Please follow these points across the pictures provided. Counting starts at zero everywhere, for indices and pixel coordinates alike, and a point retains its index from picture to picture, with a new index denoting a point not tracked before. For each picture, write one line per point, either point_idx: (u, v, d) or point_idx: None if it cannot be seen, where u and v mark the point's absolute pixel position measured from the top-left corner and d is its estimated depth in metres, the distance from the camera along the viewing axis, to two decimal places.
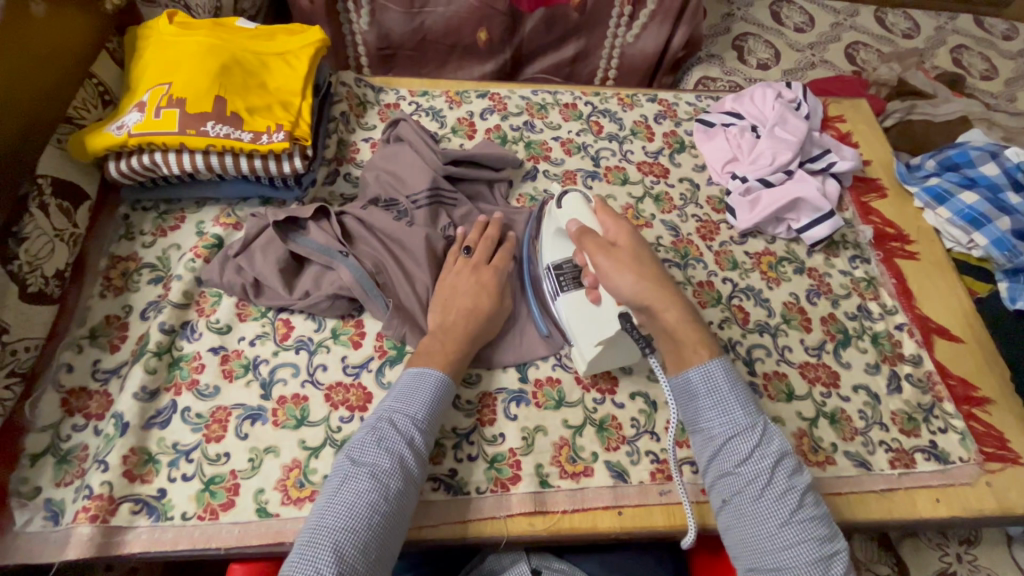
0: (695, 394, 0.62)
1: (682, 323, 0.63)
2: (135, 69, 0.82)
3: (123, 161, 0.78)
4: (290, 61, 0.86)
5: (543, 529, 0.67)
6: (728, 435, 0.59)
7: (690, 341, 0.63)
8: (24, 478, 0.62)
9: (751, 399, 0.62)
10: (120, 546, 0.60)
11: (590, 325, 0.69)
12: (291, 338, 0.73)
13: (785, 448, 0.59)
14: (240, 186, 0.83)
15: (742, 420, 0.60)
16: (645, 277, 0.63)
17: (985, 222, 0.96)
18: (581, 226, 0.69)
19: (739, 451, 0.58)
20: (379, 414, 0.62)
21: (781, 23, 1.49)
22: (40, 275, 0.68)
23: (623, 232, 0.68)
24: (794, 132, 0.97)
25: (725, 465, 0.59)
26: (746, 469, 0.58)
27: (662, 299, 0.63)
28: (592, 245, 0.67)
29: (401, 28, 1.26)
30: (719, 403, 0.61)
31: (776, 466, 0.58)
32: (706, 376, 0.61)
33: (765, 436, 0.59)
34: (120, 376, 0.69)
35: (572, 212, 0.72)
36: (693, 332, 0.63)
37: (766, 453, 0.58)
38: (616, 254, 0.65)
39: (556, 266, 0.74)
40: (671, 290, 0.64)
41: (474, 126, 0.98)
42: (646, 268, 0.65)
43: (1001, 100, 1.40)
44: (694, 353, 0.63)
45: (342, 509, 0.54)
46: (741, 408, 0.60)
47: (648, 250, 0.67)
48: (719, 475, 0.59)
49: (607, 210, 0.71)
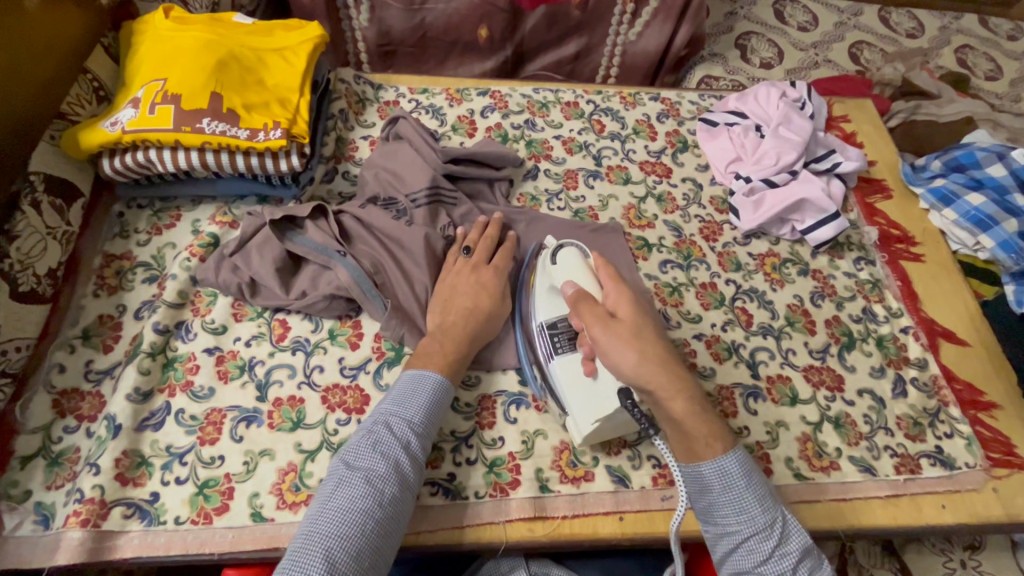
0: (711, 489, 0.57)
1: (690, 413, 0.57)
2: (130, 64, 0.81)
3: (117, 157, 0.76)
4: (289, 57, 0.85)
5: (543, 534, 0.66)
6: (746, 535, 0.56)
7: (699, 433, 0.57)
8: (14, 482, 0.61)
9: (768, 489, 0.58)
10: (111, 551, 0.59)
11: (586, 397, 0.64)
12: (288, 339, 0.72)
13: (806, 545, 0.56)
14: (236, 184, 0.82)
15: (761, 518, 0.56)
16: (649, 361, 0.57)
17: (991, 224, 0.94)
18: (578, 290, 0.63)
19: (759, 550, 0.55)
20: (374, 417, 0.61)
21: (784, 22, 1.48)
22: (31, 274, 0.67)
23: (625, 301, 0.62)
24: (799, 132, 0.96)
25: (745, 563, 0.56)
26: (766, 570, 0.55)
27: (669, 386, 0.57)
28: (590, 313, 0.61)
29: (401, 24, 1.24)
30: (736, 500, 0.56)
31: (798, 565, 0.55)
32: (720, 471, 0.57)
33: (784, 534, 0.56)
34: (113, 377, 0.68)
35: (567, 271, 0.67)
36: (703, 423, 0.57)
37: (787, 551, 0.55)
38: (615, 327, 0.59)
39: (550, 325, 0.70)
40: (679, 373, 0.58)
41: (475, 124, 0.97)
42: (651, 344, 0.59)
43: (1006, 101, 1.39)
44: (705, 446, 0.57)
45: (334, 514, 0.53)
46: (759, 505, 0.56)
47: (651, 321, 0.61)
48: (737, 573, 0.56)
49: (608, 271, 0.65)
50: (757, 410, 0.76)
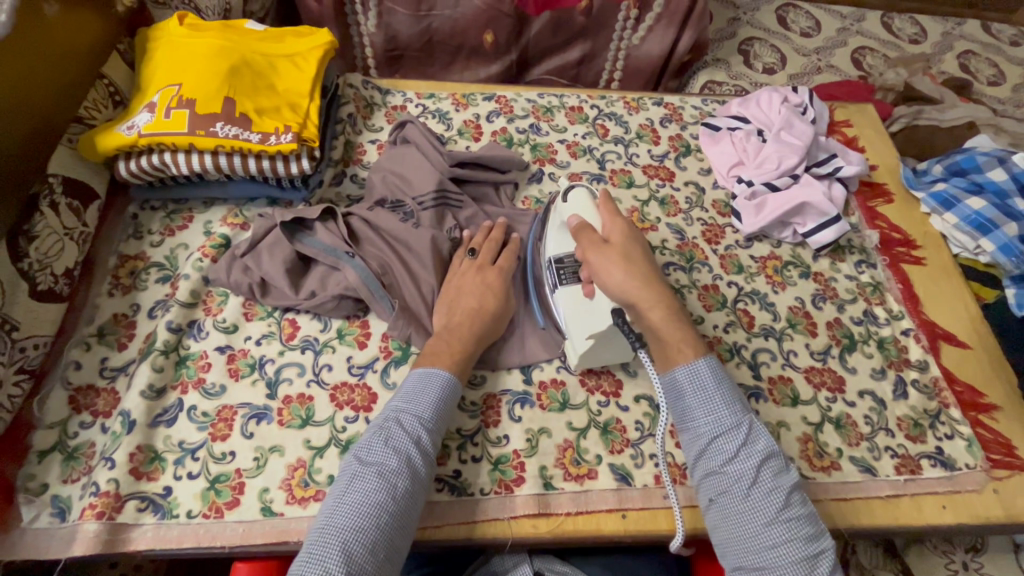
0: (683, 393, 0.63)
1: (668, 323, 0.64)
2: (145, 70, 0.83)
3: (132, 161, 0.78)
4: (299, 63, 0.86)
5: (547, 531, 0.67)
6: (713, 435, 0.60)
7: (674, 340, 0.64)
8: (32, 475, 0.63)
9: (738, 398, 0.63)
10: (126, 543, 0.60)
11: (583, 317, 0.69)
12: (297, 338, 0.73)
13: (771, 447, 0.59)
14: (248, 187, 0.83)
15: (727, 420, 0.60)
16: (634, 276, 0.64)
17: (991, 227, 0.95)
18: (580, 219, 0.70)
19: (726, 449, 0.59)
20: (385, 414, 0.62)
21: (787, 28, 1.49)
22: (49, 273, 0.69)
23: (620, 229, 0.68)
24: (800, 136, 0.98)
25: (713, 463, 0.59)
26: (733, 467, 0.58)
27: (649, 299, 0.64)
28: (586, 240, 0.67)
29: (408, 30, 1.26)
30: (705, 402, 0.61)
31: (762, 466, 0.58)
32: (692, 373, 0.62)
33: (751, 436, 0.60)
34: (127, 374, 0.70)
35: (574, 206, 0.72)
36: (678, 332, 0.64)
37: (752, 451, 0.59)
38: (607, 250, 0.66)
39: (557, 259, 0.74)
40: (659, 289, 0.65)
41: (481, 128, 0.98)
42: (637, 265, 0.65)
43: (1008, 106, 1.39)
44: (678, 350, 0.64)
45: (350, 508, 0.54)
46: (726, 406, 0.61)
47: (643, 248, 0.67)
48: (707, 474, 0.60)
49: (609, 205, 0.71)
50: (759, 410, 0.77)
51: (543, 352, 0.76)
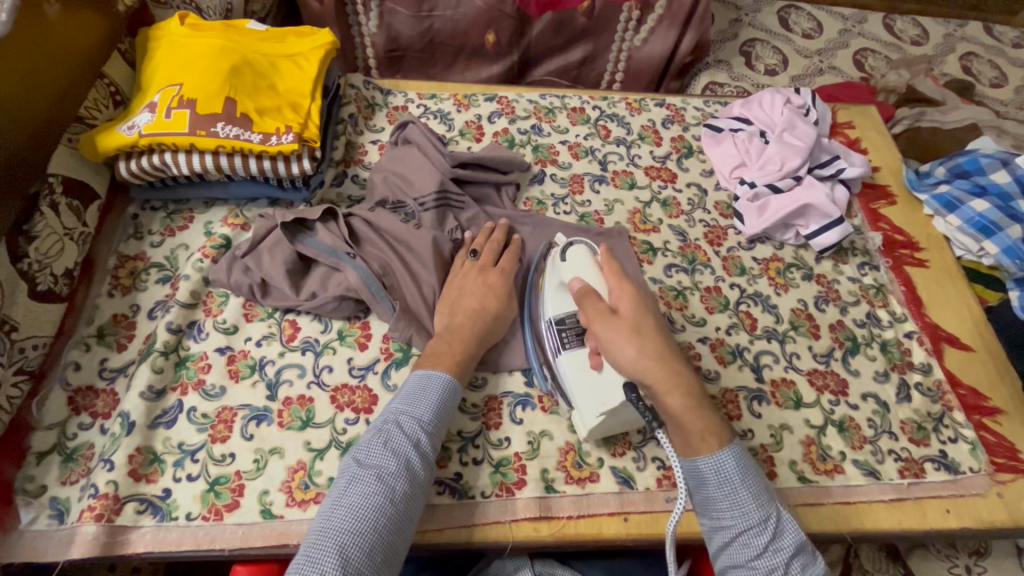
0: (706, 482, 0.59)
1: (687, 408, 0.59)
2: (146, 70, 0.82)
3: (133, 160, 0.78)
4: (300, 63, 0.86)
5: (548, 534, 0.66)
6: (740, 529, 0.57)
7: (695, 428, 0.59)
8: (30, 476, 0.62)
9: (762, 485, 0.59)
10: (125, 546, 0.60)
11: (592, 391, 0.66)
12: (298, 340, 0.73)
13: (799, 540, 0.57)
14: (249, 187, 0.83)
15: (755, 514, 0.57)
16: (647, 356, 0.59)
17: (995, 230, 0.94)
18: (585, 286, 0.66)
19: (753, 544, 0.57)
20: (385, 416, 0.62)
21: (789, 29, 1.49)
22: (49, 273, 0.68)
23: (628, 298, 0.64)
24: (803, 138, 0.97)
25: (739, 556, 0.57)
26: (761, 563, 0.56)
27: (666, 382, 0.59)
28: (592, 310, 0.63)
29: (409, 31, 1.26)
30: (731, 495, 0.58)
31: (791, 560, 0.56)
32: (716, 465, 0.58)
33: (778, 529, 0.58)
34: (126, 375, 0.69)
35: (575, 266, 0.70)
36: (699, 418, 0.59)
37: (781, 546, 0.57)
38: (615, 323, 0.62)
39: (558, 320, 0.71)
40: (676, 369, 0.60)
41: (482, 129, 0.98)
42: (651, 340, 0.61)
43: (1011, 108, 1.39)
44: (701, 440, 0.59)
45: (348, 510, 0.54)
46: (753, 500, 0.58)
47: (654, 318, 0.63)
48: (731, 566, 0.58)
49: (614, 268, 0.67)
50: (761, 413, 0.76)
51: None
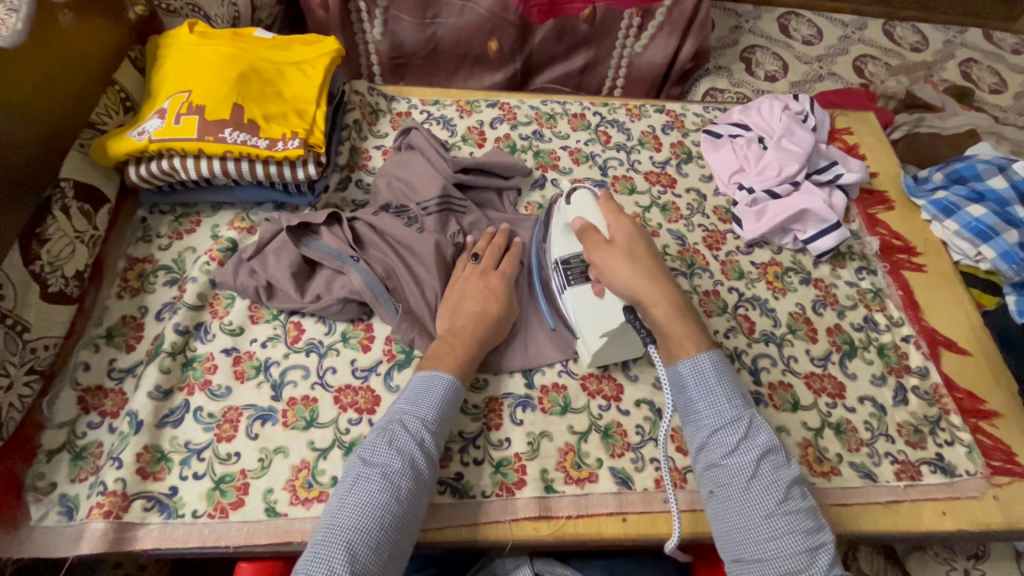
0: (686, 386, 0.63)
1: (670, 318, 0.65)
2: (155, 77, 0.84)
3: (142, 166, 0.80)
4: (306, 70, 0.88)
5: (548, 534, 0.67)
6: (714, 428, 0.60)
7: (677, 336, 0.64)
8: (40, 474, 0.64)
9: (741, 392, 0.63)
10: (132, 542, 0.61)
11: (593, 317, 0.70)
12: (303, 341, 0.74)
13: (772, 440, 0.59)
14: (255, 192, 0.85)
15: (728, 413, 0.61)
16: (636, 273, 0.66)
17: (992, 235, 0.96)
18: (584, 220, 0.72)
19: (726, 442, 0.59)
20: (389, 416, 0.63)
21: (789, 36, 1.50)
22: (60, 275, 0.70)
23: (623, 229, 0.70)
24: (801, 144, 0.98)
25: (713, 456, 0.60)
26: (732, 460, 0.59)
27: (651, 295, 0.65)
28: (590, 239, 0.70)
29: (413, 37, 1.28)
30: (708, 396, 0.62)
31: (762, 459, 0.58)
32: (694, 369, 0.63)
33: (751, 430, 0.60)
34: (134, 375, 0.71)
35: (578, 207, 0.74)
36: (682, 327, 0.65)
37: (752, 445, 0.59)
38: (609, 247, 0.68)
39: (563, 260, 0.75)
40: (662, 285, 0.66)
41: (484, 135, 0.99)
42: (641, 263, 0.67)
43: (1010, 114, 1.40)
44: (681, 347, 0.64)
45: (354, 508, 0.55)
46: (727, 402, 0.61)
47: (647, 245, 0.69)
48: (708, 466, 0.60)
49: (613, 205, 0.73)
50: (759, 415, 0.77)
51: (545, 356, 0.77)
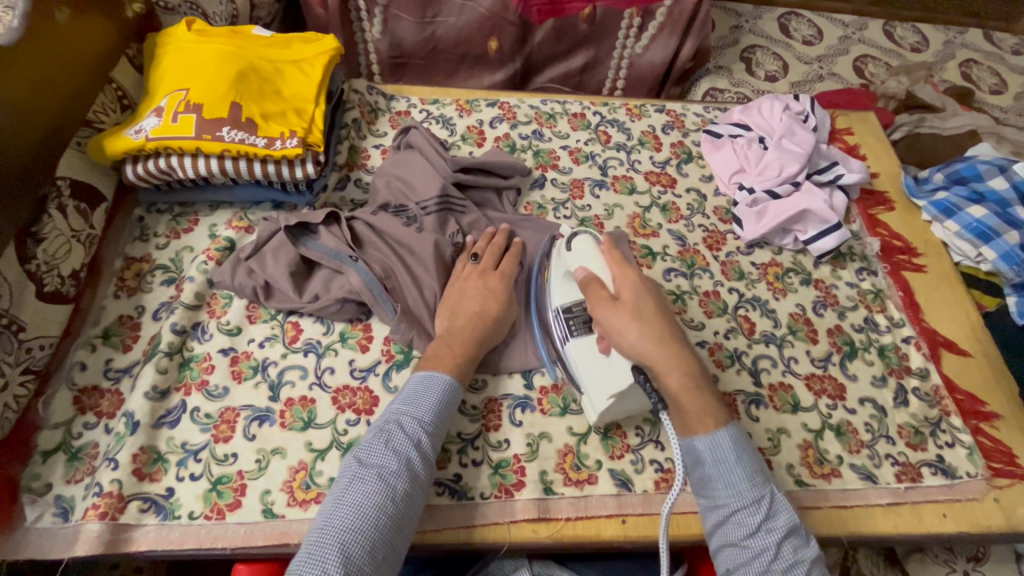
0: (702, 461, 0.61)
1: (685, 389, 0.62)
2: (153, 75, 0.84)
3: (139, 164, 0.79)
4: (305, 69, 0.87)
5: (547, 535, 0.67)
6: (734, 508, 0.59)
7: (693, 407, 0.62)
8: (36, 475, 0.63)
9: (759, 467, 0.61)
10: (128, 544, 0.61)
11: (601, 375, 0.68)
12: (301, 341, 0.74)
13: (792, 523, 0.58)
14: (253, 191, 0.84)
15: (749, 493, 0.59)
16: (648, 339, 0.63)
17: (993, 235, 0.95)
18: (590, 275, 0.69)
19: (747, 523, 0.58)
20: (386, 416, 0.63)
21: (789, 36, 1.50)
22: (56, 275, 0.70)
23: (630, 286, 0.67)
24: (802, 144, 0.98)
25: (731, 534, 0.58)
26: (753, 543, 0.57)
27: (664, 363, 0.63)
28: (597, 298, 0.67)
29: (412, 37, 1.28)
30: (726, 473, 0.60)
31: (783, 541, 0.57)
32: (711, 443, 0.61)
33: (772, 510, 0.59)
34: (131, 375, 0.70)
35: (582, 258, 0.71)
36: (698, 398, 0.62)
37: (773, 526, 0.58)
38: (619, 309, 0.65)
39: (565, 309, 0.73)
40: (677, 353, 0.63)
41: (484, 134, 0.99)
42: (653, 326, 0.64)
43: (1010, 114, 1.40)
44: (697, 419, 0.62)
45: (349, 509, 0.55)
46: (747, 480, 0.59)
47: (657, 305, 0.66)
48: (724, 545, 0.59)
49: (619, 259, 0.70)
50: (759, 417, 0.77)
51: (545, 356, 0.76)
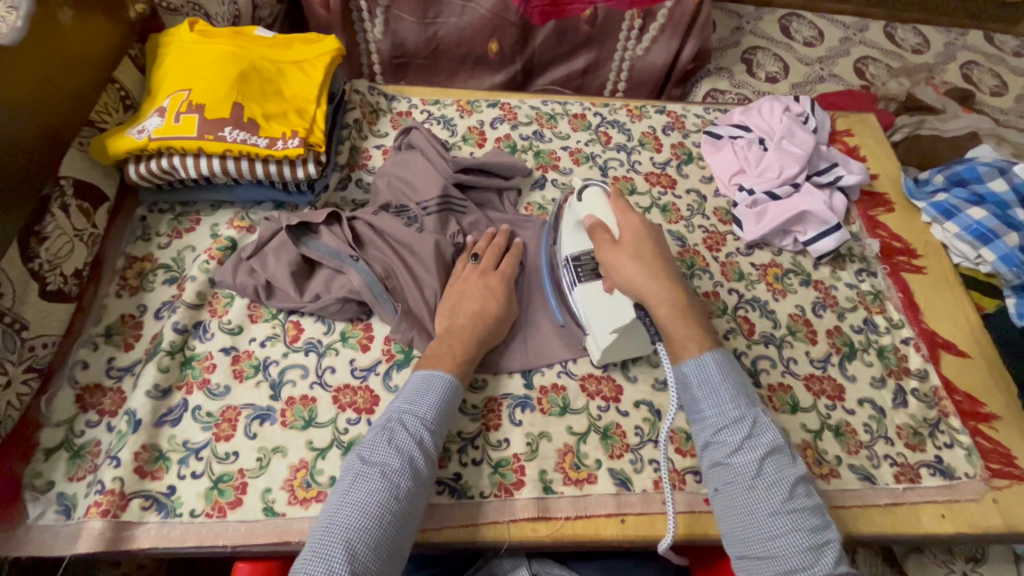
0: (690, 384, 0.63)
1: (675, 320, 0.64)
2: (155, 75, 0.84)
3: (142, 164, 0.79)
4: (307, 70, 0.88)
5: (546, 535, 0.67)
6: (718, 427, 0.61)
7: (682, 338, 0.64)
8: (38, 473, 0.64)
9: (745, 390, 0.63)
10: (129, 541, 0.61)
11: (605, 314, 0.70)
12: (301, 340, 0.74)
13: (775, 441, 0.60)
14: (254, 190, 0.85)
15: (732, 412, 0.61)
16: (642, 272, 0.65)
17: (992, 237, 0.96)
18: (595, 218, 0.72)
19: (730, 442, 0.60)
20: (389, 414, 0.63)
21: (790, 38, 1.50)
22: (59, 274, 0.70)
23: (632, 226, 0.69)
24: (802, 145, 0.98)
25: (717, 455, 0.60)
26: (736, 460, 0.59)
27: (657, 294, 0.65)
28: (599, 238, 0.70)
29: (414, 38, 1.28)
30: (712, 394, 0.62)
31: (766, 457, 0.59)
32: (698, 367, 0.63)
33: (755, 430, 0.60)
34: (133, 374, 0.71)
35: (589, 205, 0.74)
36: (684, 327, 0.64)
37: (756, 445, 0.59)
38: (618, 247, 0.68)
39: (574, 257, 0.75)
40: (670, 286, 0.65)
41: (485, 135, 0.99)
42: (648, 262, 0.66)
43: (1011, 116, 1.40)
44: (684, 347, 0.64)
45: (354, 507, 0.55)
46: (731, 401, 0.61)
47: (657, 245, 0.68)
48: (712, 464, 0.61)
49: (624, 204, 0.72)
50: None
51: (545, 356, 0.77)
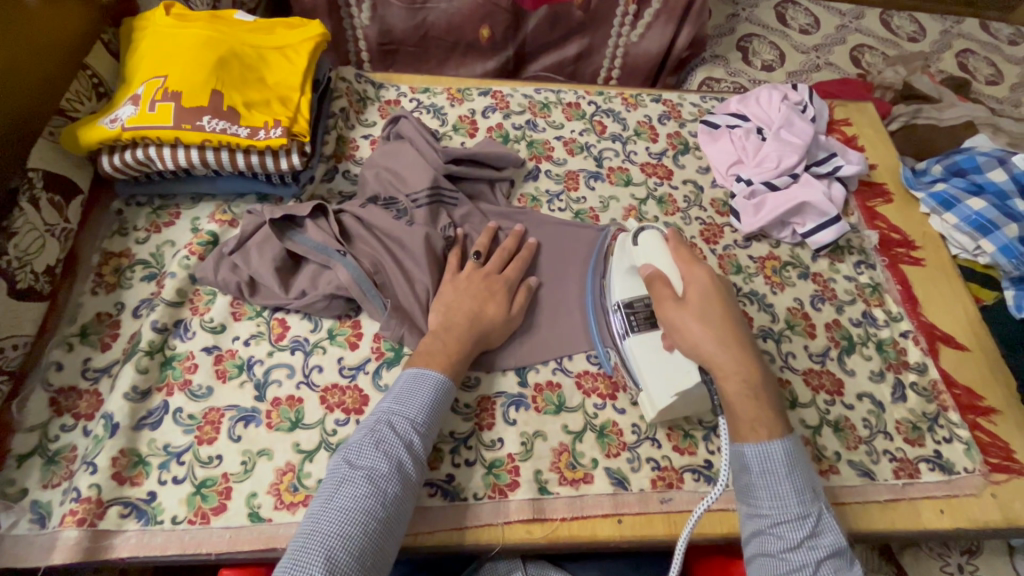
0: (749, 469, 0.60)
1: (743, 397, 0.61)
2: (129, 61, 0.80)
3: (116, 155, 0.76)
4: (289, 56, 0.84)
5: (541, 537, 0.65)
6: (776, 520, 0.58)
7: (747, 415, 0.60)
8: (10, 480, 0.61)
9: (811, 483, 0.60)
10: (107, 550, 0.59)
11: (663, 372, 0.67)
12: (287, 339, 0.72)
13: (838, 544, 0.57)
14: (237, 182, 0.81)
15: (795, 508, 0.58)
16: (709, 342, 0.62)
17: (992, 228, 0.94)
18: (658, 273, 0.68)
19: (787, 537, 0.57)
20: (377, 415, 0.61)
21: (786, 25, 1.48)
22: (29, 271, 0.67)
23: (698, 286, 0.66)
24: (801, 135, 0.96)
25: (770, 547, 0.57)
26: (793, 556, 0.56)
27: (725, 367, 0.61)
28: (664, 298, 0.66)
29: (402, 24, 1.25)
30: (773, 486, 0.59)
31: (824, 560, 0.56)
32: (762, 454, 0.59)
33: (817, 528, 0.57)
34: (110, 375, 0.68)
35: (648, 253, 0.71)
36: (754, 408, 0.60)
37: (817, 545, 0.56)
38: (684, 310, 0.64)
39: (627, 303, 0.73)
40: (740, 358, 0.62)
41: (476, 124, 0.96)
42: (718, 330, 0.63)
43: (1006, 105, 1.38)
44: (750, 429, 0.60)
45: (337, 513, 0.53)
46: (795, 496, 0.58)
47: (728, 309, 0.65)
48: (761, 553, 0.58)
49: (689, 258, 0.69)
50: None
51: (539, 353, 0.75)
